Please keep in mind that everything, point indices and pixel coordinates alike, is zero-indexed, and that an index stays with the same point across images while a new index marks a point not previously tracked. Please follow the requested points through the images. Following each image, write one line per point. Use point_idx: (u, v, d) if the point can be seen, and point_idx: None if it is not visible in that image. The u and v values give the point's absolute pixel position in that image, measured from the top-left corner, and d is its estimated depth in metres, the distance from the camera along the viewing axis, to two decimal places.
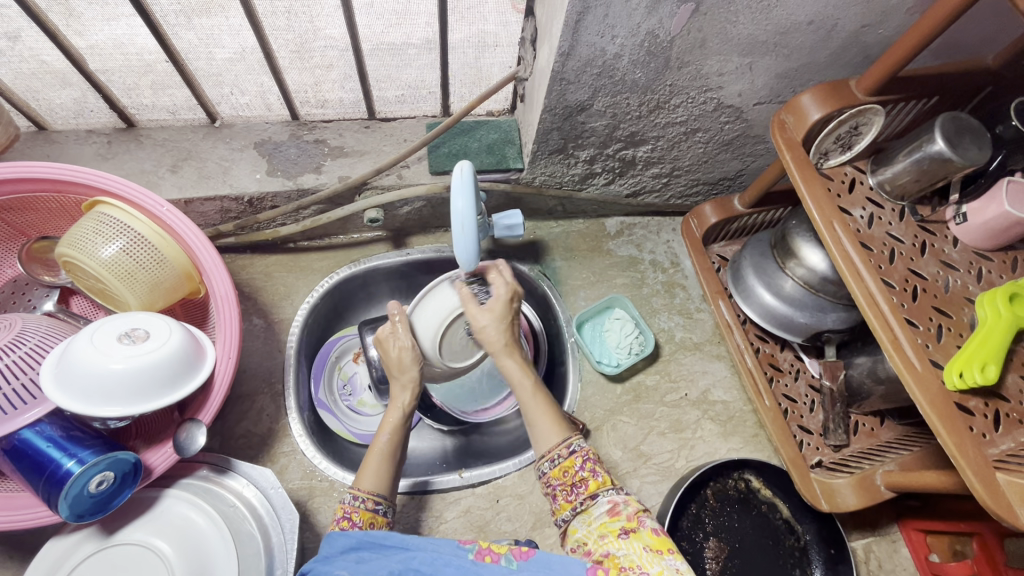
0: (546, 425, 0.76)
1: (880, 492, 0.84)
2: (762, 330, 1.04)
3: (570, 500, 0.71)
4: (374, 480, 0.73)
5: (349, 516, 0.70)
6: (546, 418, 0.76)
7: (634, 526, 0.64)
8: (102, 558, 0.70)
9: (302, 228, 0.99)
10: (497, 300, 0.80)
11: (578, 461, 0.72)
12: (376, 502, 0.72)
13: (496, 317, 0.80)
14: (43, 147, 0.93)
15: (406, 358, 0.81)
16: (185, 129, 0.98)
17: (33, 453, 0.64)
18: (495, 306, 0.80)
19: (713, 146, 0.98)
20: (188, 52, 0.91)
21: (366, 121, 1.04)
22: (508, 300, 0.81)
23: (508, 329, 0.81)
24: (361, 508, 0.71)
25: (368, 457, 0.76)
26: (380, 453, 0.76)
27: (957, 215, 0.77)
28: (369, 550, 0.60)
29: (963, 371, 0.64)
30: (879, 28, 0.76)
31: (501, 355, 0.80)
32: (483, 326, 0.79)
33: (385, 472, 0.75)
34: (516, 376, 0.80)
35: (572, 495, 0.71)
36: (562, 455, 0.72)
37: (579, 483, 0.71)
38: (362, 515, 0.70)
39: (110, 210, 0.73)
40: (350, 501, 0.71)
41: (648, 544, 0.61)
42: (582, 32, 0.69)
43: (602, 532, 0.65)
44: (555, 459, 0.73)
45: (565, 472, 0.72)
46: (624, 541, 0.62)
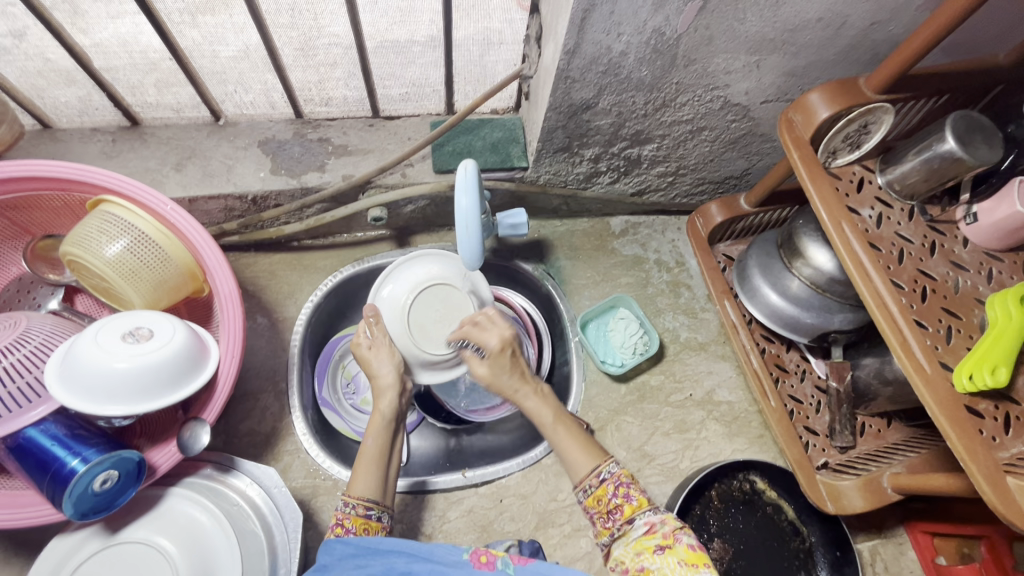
0: (577, 455, 0.75)
1: (888, 495, 0.85)
2: (768, 331, 1.03)
3: (606, 526, 0.69)
4: (364, 485, 0.73)
5: (342, 524, 0.69)
6: (574, 445, 0.76)
7: (670, 542, 0.63)
8: (105, 557, 0.70)
9: (305, 226, 0.99)
10: (490, 356, 0.81)
11: (610, 488, 0.70)
12: (367, 507, 0.71)
13: (492, 369, 0.81)
14: (48, 146, 0.92)
15: (381, 357, 0.84)
16: (189, 128, 0.97)
17: (37, 452, 0.64)
18: (492, 358, 0.81)
19: (719, 145, 0.98)
20: (192, 50, 0.91)
21: (370, 119, 1.02)
22: (503, 347, 0.82)
23: (513, 374, 0.82)
24: (353, 513, 0.70)
25: (358, 463, 0.76)
26: (372, 457, 0.76)
27: (967, 215, 0.76)
28: (365, 557, 0.60)
29: (972, 374, 0.63)
30: (889, 26, 0.75)
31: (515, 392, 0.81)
32: (483, 379, 0.82)
33: (374, 476, 0.75)
34: (536, 409, 0.80)
35: (608, 522, 0.69)
36: (593, 485, 0.71)
37: (614, 509, 0.69)
38: (354, 521, 0.70)
39: (114, 209, 0.73)
40: (342, 509, 0.71)
41: (682, 559, 0.61)
42: (588, 30, 0.69)
43: (637, 549, 0.64)
44: (588, 488, 0.72)
45: (599, 500, 0.70)
46: (659, 556, 0.62)
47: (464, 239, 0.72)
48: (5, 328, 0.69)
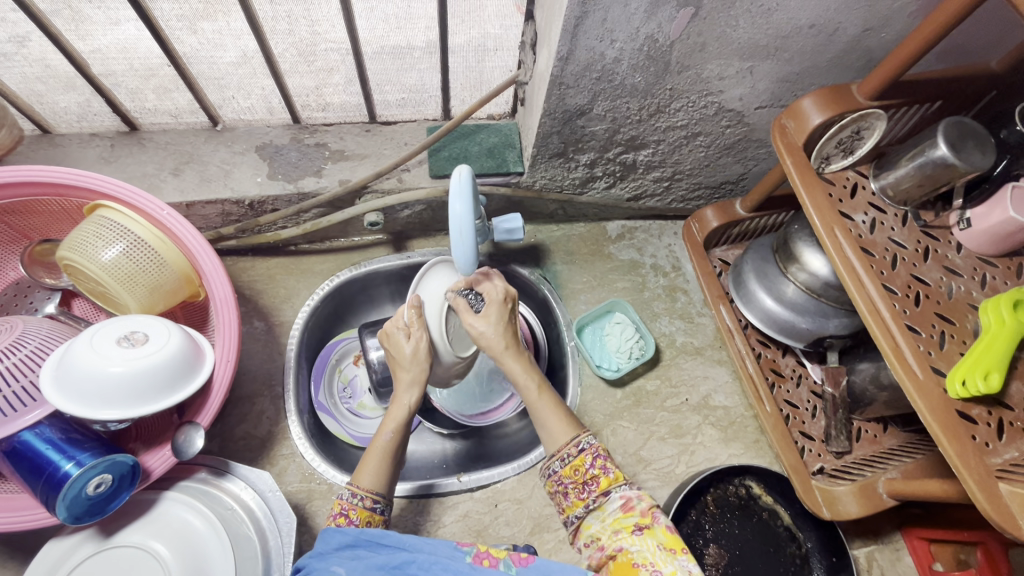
0: (555, 426, 0.75)
1: (883, 500, 0.85)
2: (764, 335, 1.03)
3: (582, 497, 0.71)
4: (373, 478, 0.73)
5: (346, 514, 0.70)
6: (552, 416, 0.75)
7: (648, 522, 0.65)
8: (99, 561, 0.70)
9: (303, 231, 1.00)
10: (491, 304, 0.78)
11: (588, 458, 0.71)
12: (375, 500, 0.71)
13: (489, 322, 0.77)
14: (46, 150, 0.94)
15: (415, 352, 0.77)
16: (187, 132, 1.00)
17: (31, 456, 0.64)
18: (491, 311, 0.78)
19: (714, 150, 0.98)
20: (189, 56, 0.90)
21: (367, 125, 1.06)
22: (506, 299, 0.80)
23: (507, 330, 0.79)
24: (358, 506, 0.70)
25: (368, 454, 0.74)
26: (383, 450, 0.75)
27: (960, 220, 0.76)
28: (365, 548, 0.60)
29: (965, 379, 0.64)
30: (881, 32, 0.75)
31: (503, 356, 0.78)
32: (479, 333, 0.77)
33: (385, 469, 0.74)
34: (521, 381, 0.78)
35: (584, 494, 0.71)
36: (572, 455, 0.72)
37: (590, 480, 0.71)
38: (360, 513, 0.70)
39: (111, 214, 0.73)
40: (349, 499, 0.70)
41: (662, 542, 0.63)
42: (581, 37, 0.69)
43: (615, 528, 0.66)
44: (566, 458, 0.72)
45: (576, 471, 0.71)
46: (638, 537, 0.64)
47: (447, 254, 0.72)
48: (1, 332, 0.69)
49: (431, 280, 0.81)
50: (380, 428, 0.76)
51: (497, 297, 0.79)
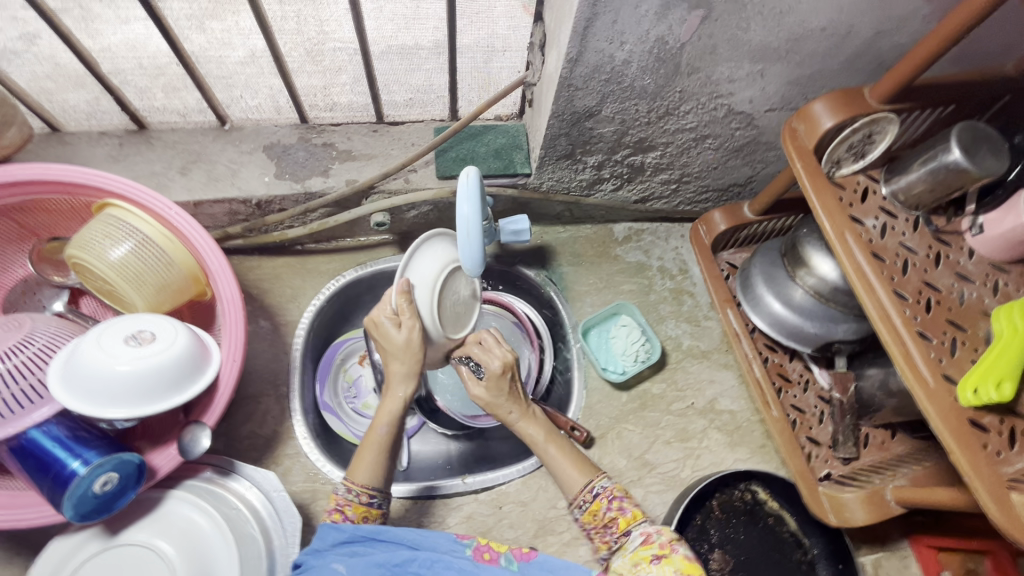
0: (569, 472, 0.78)
1: (890, 507, 0.84)
2: (771, 340, 1.02)
3: (606, 540, 0.73)
4: (369, 473, 0.74)
5: (341, 510, 0.71)
6: (570, 465, 0.78)
7: (667, 552, 0.62)
8: (105, 558, 0.70)
9: (309, 231, 1.00)
10: (489, 376, 0.81)
11: (604, 503, 0.73)
12: (370, 496, 0.73)
13: (490, 390, 0.82)
14: (56, 149, 0.93)
15: (404, 339, 0.75)
16: (195, 132, 0.98)
17: (39, 453, 0.65)
18: (491, 379, 0.82)
19: (722, 153, 0.97)
20: (198, 55, 0.91)
21: (374, 125, 1.03)
22: (504, 370, 0.82)
23: (510, 393, 0.83)
24: (354, 501, 0.72)
25: (364, 447, 0.75)
26: (378, 444, 0.76)
27: (972, 226, 0.75)
28: (361, 544, 0.65)
29: (977, 388, 0.62)
30: (894, 35, 0.74)
31: (512, 421, 0.82)
32: (480, 400, 0.82)
33: (380, 465, 0.75)
34: (528, 433, 0.82)
35: (606, 536, 0.73)
36: (588, 501, 0.75)
37: (610, 523, 0.72)
38: (355, 509, 0.71)
39: (119, 213, 0.74)
40: (344, 495, 0.72)
41: (678, 568, 0.60)
42: (590, 38, 0.69)
43: (634, 561, 0.63)
44: (582, 504, 0.75)
45: (595, 516, 0.74)
46: (656, 565, 0.61)
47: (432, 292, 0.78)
48: (9, 330, 0.69)
49: (420, 264, 0.77)
50: (375, 423, 0.77)
51: (500, 362, 0.82)
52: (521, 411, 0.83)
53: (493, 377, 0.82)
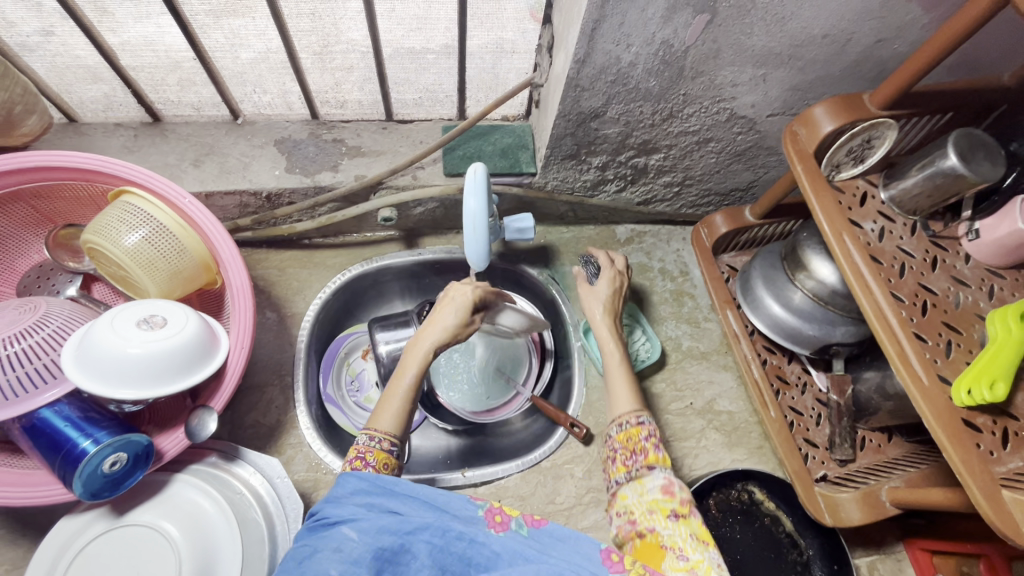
0: (621, 395, 0.79)
1: (886, 509, 0.85)
2: (770, 342, 1.03)
3: (627, 464, 0.72)
4: (391, 422, 0.73)
5: (363, 456, 0.70)
6: (623, 384, 0.80)
7: (685, 511, 0.65)
8: (109, 539, 0.71)
9: (317, 224, 1.01)
10: (604, 276, 0.95)
11: (644, 431, 0.73)
12: (392, 443, 0.72)
13: (595, 291, 0.93)
14: (72, 138, 0.97)
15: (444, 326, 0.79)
16: (209, 125, 1.03)
17: (51, 432, 0.66)
18: (605, 277, 0.95)
19: (725, 156, 0.99)
20: (213, 50, 0.91)
21: (383, 123, 1.08)
22: (612, 284, 0.94)
23: (612, 303, 0.93)
24: (376, 448, 0.70)
25: (389, 395, 0.75)
26: (403, 394, 0.75)
27: (969, 232, 0.77)
28: (379, 497, 0.61)
29: (970, 389, 0.64)
30: (894, 43, 0.76)
31: (597, 321, 0.91)
32: (585, 297, 0.93)
33: (402, 414, 0.74)
34: (608, 347, 0.87)
35: (629, 461, 0.72)
36: (630, 423, 0.74)
37: (639, 451, 0.72)
38: (377, 455, 0.70)
39: (135, 200, 0.75)
40: (367, 441, 0.71)
41: (694, 532, 0.63)
42: (598, 40, 0.71)
43: (651, 507, 0.66)
44: (623, 424, 0.75)
45: (630, 439, 0.73)
46: (672, 522, 0.64)
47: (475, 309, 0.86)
48: (24, 311, 0.71)
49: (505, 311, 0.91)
50: (402, 372, 0.76)
51: (611, 268, 0.96)
52: (608, 318, 0.91)
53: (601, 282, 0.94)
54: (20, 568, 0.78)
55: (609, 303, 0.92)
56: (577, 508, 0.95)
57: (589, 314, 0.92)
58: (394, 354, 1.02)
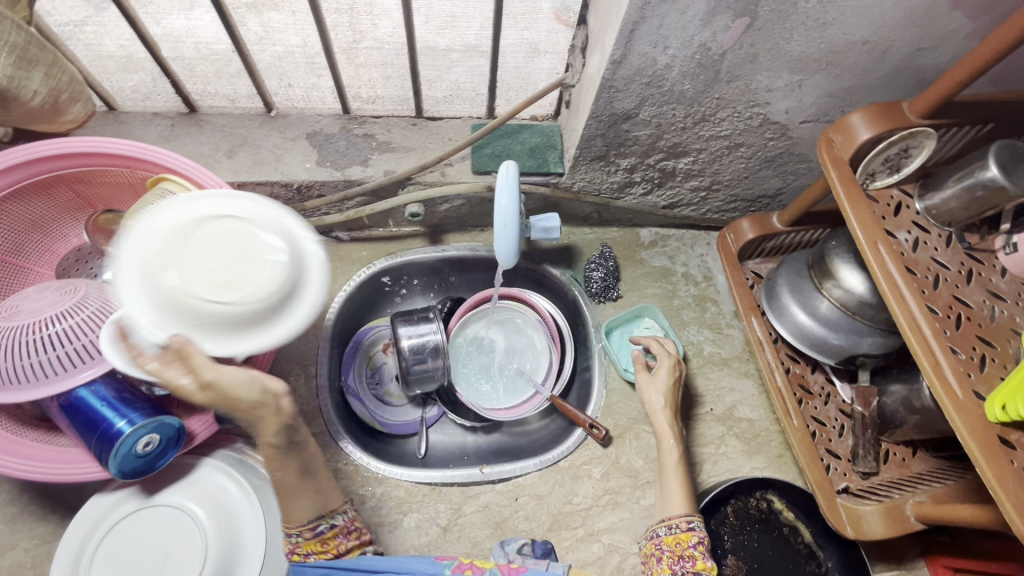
0: (675, 499, 0.84)
1: (909, 523, 0.84)
2: (793, 350, 1.02)
3: (672, 567, 0.77)
4: (301, 511, 0.69)
5: (296, 552, 0.70)
6: (678, 489, 0.85)
7: None
8: (138, 518, 0.73)
9: (345, 218, 1.03)
10: (664, 365, 0.95)
11: (694, 538, 0.78)
12: (311, 529, 0.69)
13: (656, 379, 0.94)
14: (112, 126, 0.99)
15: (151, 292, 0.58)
16: (243, 117, 1.03)
17: (87, 411, 0.68)
18: (664, 365, 0.96)
19: (754, 162, 0.98)
20: (252, 43, 0.93)
21: (414, 119, 1.08)
22: (672, 369, 0.96)
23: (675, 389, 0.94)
24: (302, 542, 0.69)
25: (280, 495, 0.69)
26: (290, 482, 0.69)
27: (1006, 245, 0.76)
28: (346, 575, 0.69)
29: (1005, 404, 0.62)
30: (936, 52, 0.75)
31: (658, 414, 0.91)
32: (647, 392, 0.93)
33: (304, 497, 0.69)
34: (667, 443, 0.90)
35: (675, 565, 0.77)
36: (680, 527, 0.79)
37: (686, 557, 0.76)
38: (307, 546, 0.70)
39: (173, 187, 0.76)
40: (291, 541, 0.70)
41: None
42: (635, 41, 0.71)
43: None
44: (673, 527, 0.80)
45: (677, 543, 0.78)
46: None
47: (254, 285, 0.56)
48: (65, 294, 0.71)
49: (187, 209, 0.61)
50: (266, 468, 0.68)
51: (668, 356, 0.97)
52: (669, 414, 0.92)
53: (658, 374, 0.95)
54: (50, 542, 0.80)
55: (670, 392, 0.93)
56: (594, 509, 0.95)
57: (649, 404, 0.93)
58: (415, 348, 1.01)
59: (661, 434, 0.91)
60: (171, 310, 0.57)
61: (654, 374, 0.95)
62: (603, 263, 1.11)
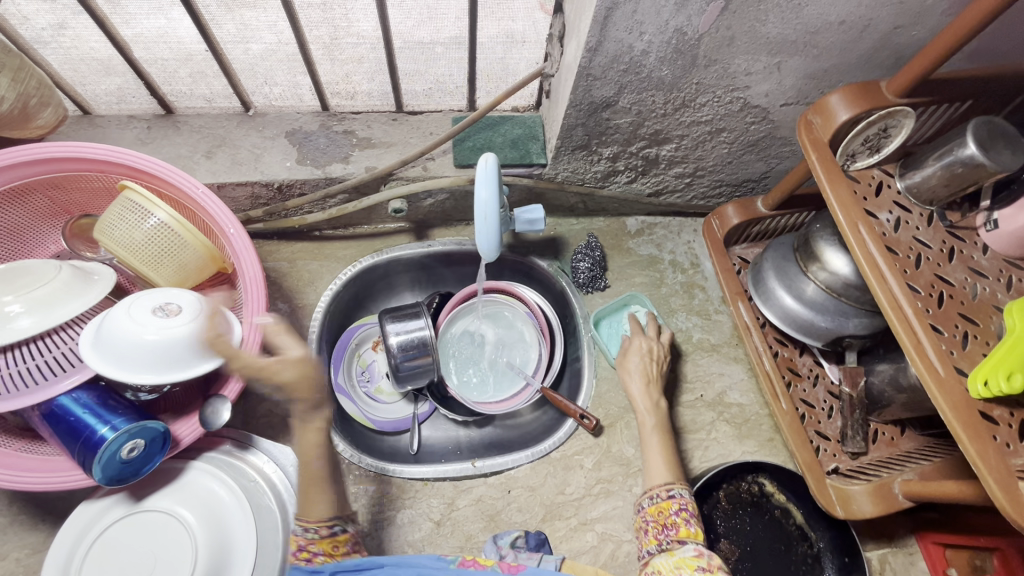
0: (658, 469, 0.86)
1: (898, 501, 0.84)
2: (781, 334, 1.03)
3: (658, 537, 0.78)
4: (322, 507, 0.74)
5: (307, 549, 0.71)
6: (659, 455, 0.87)
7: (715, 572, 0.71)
8: (127, 524, 0.72)
9: (328, 216, 1.02)
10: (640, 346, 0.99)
11: (675, 505, 0.80)
12: (330, 527, 0.73)
13: (634, 359, 0.98)
14: (87, 130, 0.96)
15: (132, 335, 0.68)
16: (220, 117, 1.02)
17: (71, 419, 0.67)
18: (639, 346, 0.99)
19: (737, 147, 0.98)
20: (226, 42, 0.92)
21: (393, 114, 1.05)
22: (649, 350, 0.99)
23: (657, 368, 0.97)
24: (316, 538, 0.71)
25: (310, 486, 0.74)
26: (319, 477, 0.75)
27: (987, 222, 0.76)
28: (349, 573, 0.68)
29: (987, 380, 0.63)
30: (913, 30, 0.75)
31: (633, 389, 0.95)
32: (626, 366, 0.98)
33: (326, 495, 0.75)
34: (643, 415, 0.93)
35: (660, 534, 0.78)
36: (661, 497, 0.82)
37: (670, 525, 0.78)
38: (320, 544, 0.71)
39: (134, 195, 0.75)
40: (303, 534, 0.71)
41: None
42: (610, 28, 0.70)
43: (678, 565, 0.73)
44: (655, 497, 0.82)
45: (661, 512, 0.80)
46: None
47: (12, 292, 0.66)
48: None
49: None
50: (308, 456, 0.75)
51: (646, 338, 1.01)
52: (644, 384, 0.95)
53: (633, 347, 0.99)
54: (40, 552, 0.80)
55: (647, 369, 0.96)
56: (586, 499, 0.95)
57: (627, 386, 0.96)
58: (404, 345, 1.00)
59: (641, 411, 0.94)
60: (51, 306, 0.68)
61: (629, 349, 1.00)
62: (588, 254, 1.10)
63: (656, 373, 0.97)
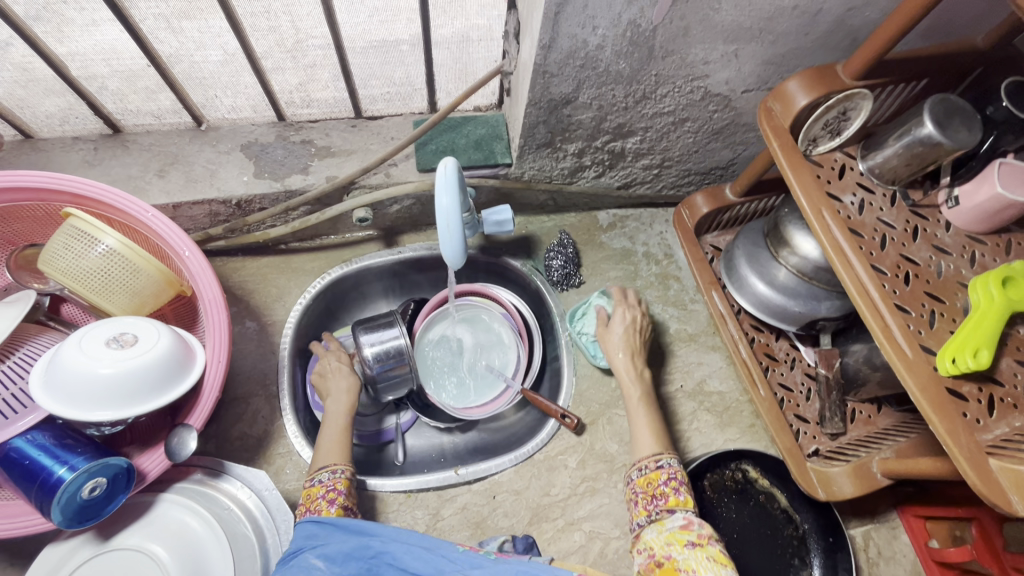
0: (645, 438, 0.87)
1: (877, 480, 0.85)
2: (756, 320, 1.03)
3: (647, 508, 0.80)
4: (342, 456, 0.83)
5: (333, 488, 0.78)
6: (646, 428, 0.89)
7: (702, 541, 0.72)
8: (96, 564, 0.70)
9: (291, 229, 0.99)
10: (619, 320, 0.98)
11: (663, 475, 0.82)
12: (352, 472, 0.81)
13: (618, 334, 0.96)
14: (30, 155, 0.94)
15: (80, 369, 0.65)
16: (171, 133, 0.99)
17: (26, 462, 0.64)
18: (620, 319, 0.98)
19: (702, 136, 0.98)
20: (171, 56, 0.87)
21: (353, 120, 1.04)
22: (630, 325, 0.97)
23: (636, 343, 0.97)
24: (342, 478, 0.79)
25: (336, 439, 0.85)
26: (343, 432, 0.87)
27: (949, 199, 0.76)
28: (352, 535, 0.66)
29: (955, 357, 0.64)
30: (866, 11, 0.74)
31: (619, 361, 0.95)
32: (610, 339, 0.96)
33: (347, 449, 0.85)
34: (630, 386, 0.94)
35: (650, 505, 0.80)
36: (649, 468, 0.83)
37: (660, 496, 0.80)
38: (344, 485, 0.78)
39: (76, 222, 0.72)
40: (331, 475, 0.79)
41: (712, 556, 0.70)
42: (562, 24, 0.68)
43: (669, 540, 0.74)
44: (644, 468, 0.84)
45: (650, 483, 0.82)
46: (690, 549, 0.72)
47: None
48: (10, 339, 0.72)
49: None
50: (334, 417, 0.89)
51: (625, 307, 0.99)
52: (628, 356, 0.95)
53: (617, 321, 0.97)
54: None
55: (627, 343, 0.96)
56: (572, 498, 0.95)
57: (612, 358, 0.95)
58: (380, 355, 0.98)
59: (627, 383, 0.94)
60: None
61: (614, 321, 0.98)
62: (558, 254, 1.09)
63: (638, 343, 0.97)
